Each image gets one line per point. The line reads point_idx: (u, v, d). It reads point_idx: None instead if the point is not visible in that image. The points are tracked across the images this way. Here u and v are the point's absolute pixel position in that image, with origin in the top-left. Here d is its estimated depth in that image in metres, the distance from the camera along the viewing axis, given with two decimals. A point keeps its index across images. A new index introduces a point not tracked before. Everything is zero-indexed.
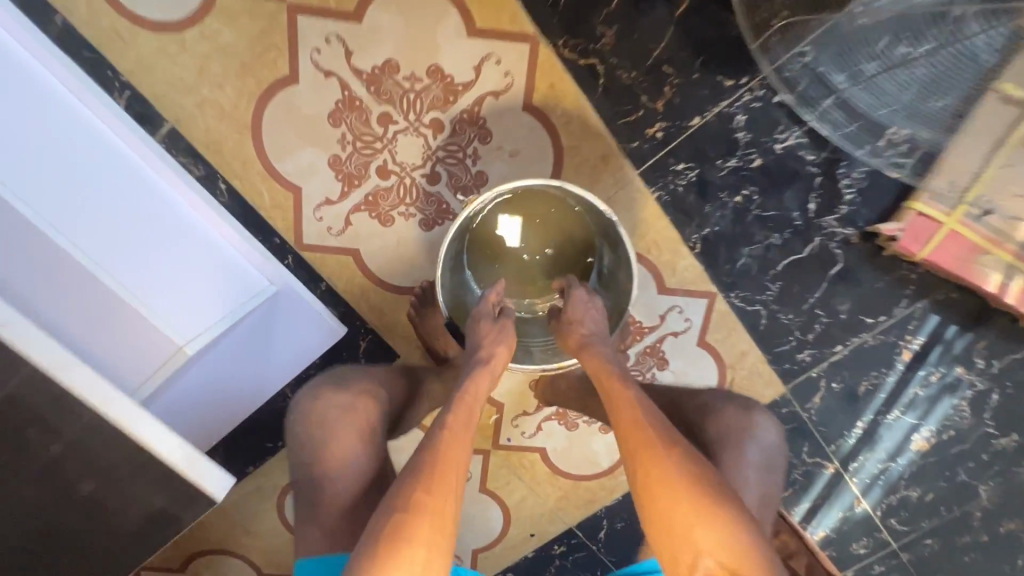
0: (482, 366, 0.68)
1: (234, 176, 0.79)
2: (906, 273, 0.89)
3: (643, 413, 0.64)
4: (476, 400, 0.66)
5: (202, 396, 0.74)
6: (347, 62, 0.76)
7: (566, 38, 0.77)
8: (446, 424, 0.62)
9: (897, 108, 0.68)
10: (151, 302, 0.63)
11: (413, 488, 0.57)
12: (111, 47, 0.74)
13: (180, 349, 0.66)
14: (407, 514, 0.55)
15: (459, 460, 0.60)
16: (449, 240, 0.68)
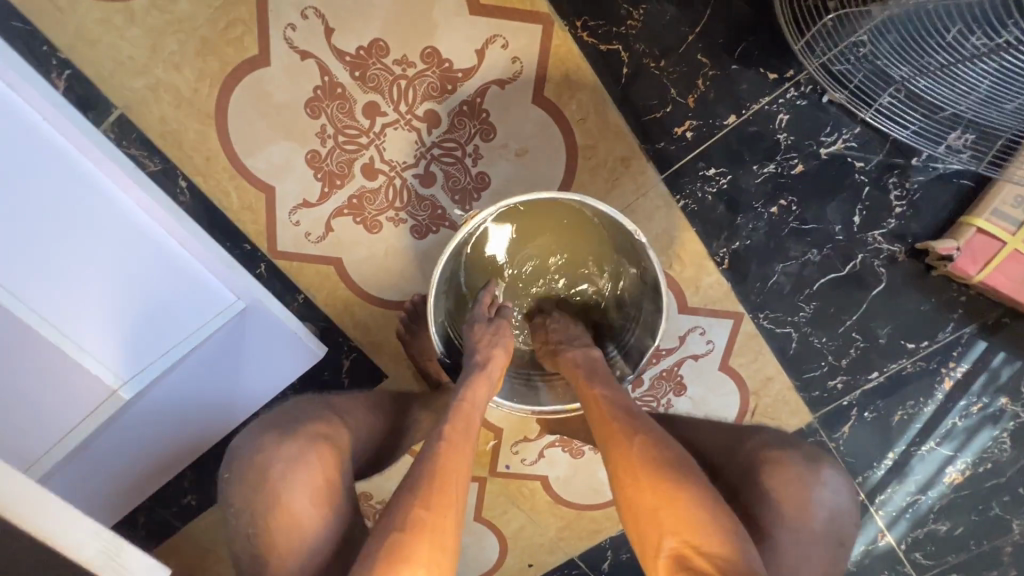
0: (479, 372, 0.58)
1: (196, 173, 0.68)
2: (955, 295, 0.80)
3: (625, 410, 0.56)
4: (476, 408, 0.56)
5: (148, 431, 0.65)
6: (328, 42, 0.65)
7: (585, 19, 0.66)
8: (445, 434, 0.52)
9: (973, 97, 0.62)
10: (78, 336, 0.53)
11: (411, 507, 0.46)
12: (47, 18, 0.62)
13: (114, 391, 0.56)
14: (405, 536, 0.45)
15: (461, 470, 0.50)
16: (444, 262, 0.58)
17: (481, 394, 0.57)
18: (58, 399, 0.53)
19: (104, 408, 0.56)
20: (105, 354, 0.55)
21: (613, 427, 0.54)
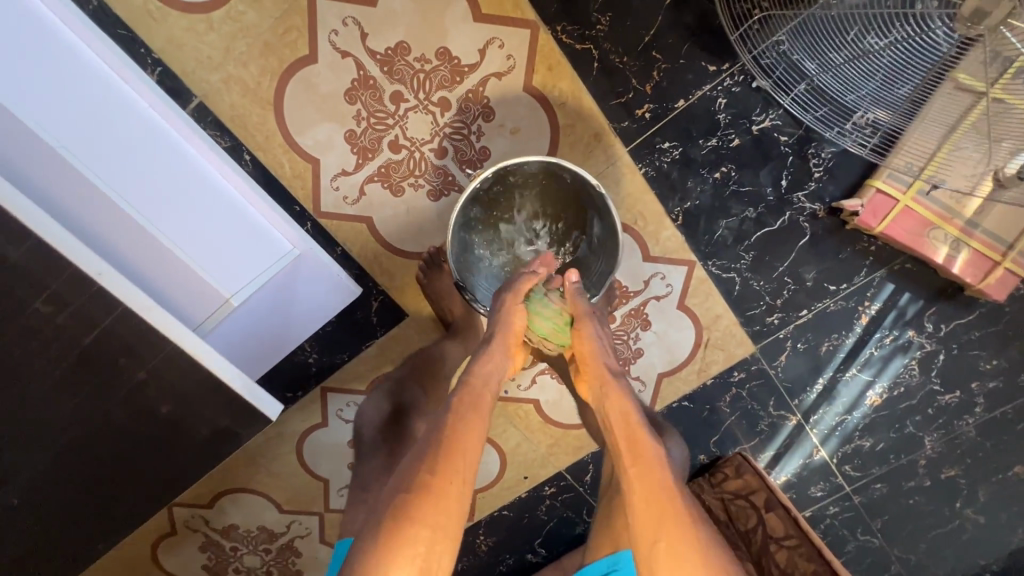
0: (487, 352, 0.68)
1: (258, 148, 0.86)
2: (866, 245, 0.99)
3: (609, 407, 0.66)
4: (486, 384, 0.65)
5: (245, 341, 0.84)
6: (362, 44, 0.83)
7: (564, 24, 0.84)
8: (452, 407, 0.61)
9: (866, 93, 0.77)
10: (200, 261, 0.74)
11: (419, 471, 0.56)
12: (143, 25, 0.80)
13: (227, 300, 0.77)
14: (414, 497, 0.54)
15: (471, 447, 0.58)
16: (458, 209, 0.76)
17: (490, 370, 0.66)
18: (189, 302, 0.75)
19: (222, 310, 0.78)
20: (221, 274, 0.76)
21: (671, 505, 0.59)
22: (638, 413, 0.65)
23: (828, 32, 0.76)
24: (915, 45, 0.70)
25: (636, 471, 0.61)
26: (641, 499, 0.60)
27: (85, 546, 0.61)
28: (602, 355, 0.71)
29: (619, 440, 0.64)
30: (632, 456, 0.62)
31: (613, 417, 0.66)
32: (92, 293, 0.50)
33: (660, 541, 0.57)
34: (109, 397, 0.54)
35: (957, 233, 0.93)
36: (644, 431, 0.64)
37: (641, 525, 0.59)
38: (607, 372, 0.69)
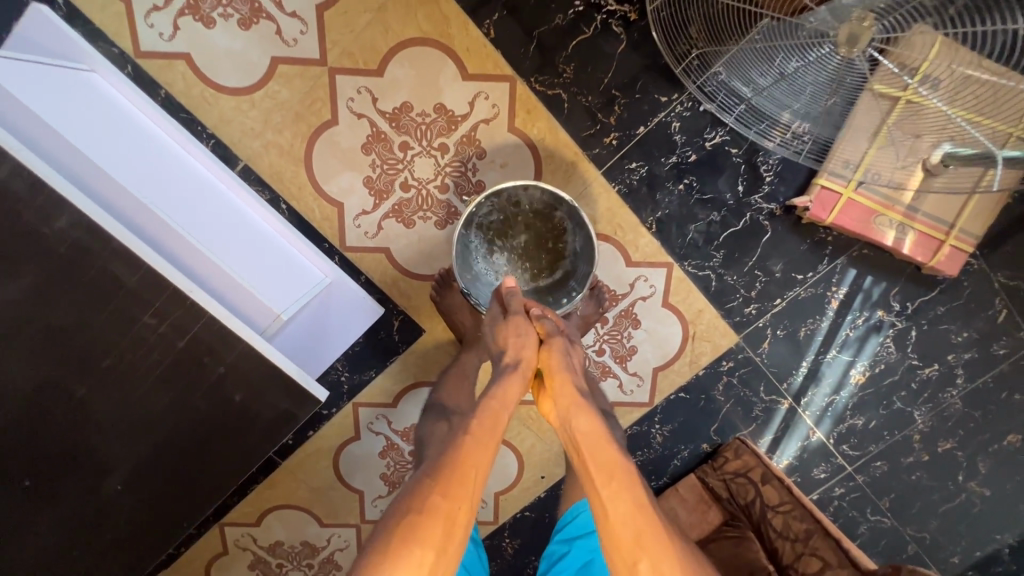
0: (509, 374, 0.80)
1: (292, 198, 1.03)
2: (824, 236, 1.12)
3: (582, 433, 0.74)
4: (504, 406, 0.76)
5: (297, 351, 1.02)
6: (373, 107, 1.00)
7: (538, 76, 1.01)
8: (473, 430, 0.72)
9: (796, 110, 0.91)
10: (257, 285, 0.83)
11: (432, 494, 0.65)
12: (200, 109, 0.98)
13: (278, 317, 0.85)
14: (423, 516, 0.63)
15: (480, 470, 0.69)
16: (460, 228, 0.92)
17: (510, 393, 0.78)
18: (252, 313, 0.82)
19: (275, 324, 0.85)
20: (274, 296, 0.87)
21: (647, 521, 0.66)
22: (604, 433, 0.74)
23: (755, 60, 0.90)
24: (823, 70, 0.84)
25: (608, 491, 0.68)
26: (619, 519, 0.66)
27: (175, 522, 0.74)
28: (565, 374, 0.81)
29: (590, 464, 0.71)
30: (603, 477, 0.69)
31: (585, 441, 0.73)
32: (185, 307, 0.64)
33: (640, 561, 0.63)
34: (194, 392, 0.68)
35: (901, 219, 1.06)
36: (613, 450, 0.72)
37: (623, 544, 0.65)
38: (575, 396, 0.78)
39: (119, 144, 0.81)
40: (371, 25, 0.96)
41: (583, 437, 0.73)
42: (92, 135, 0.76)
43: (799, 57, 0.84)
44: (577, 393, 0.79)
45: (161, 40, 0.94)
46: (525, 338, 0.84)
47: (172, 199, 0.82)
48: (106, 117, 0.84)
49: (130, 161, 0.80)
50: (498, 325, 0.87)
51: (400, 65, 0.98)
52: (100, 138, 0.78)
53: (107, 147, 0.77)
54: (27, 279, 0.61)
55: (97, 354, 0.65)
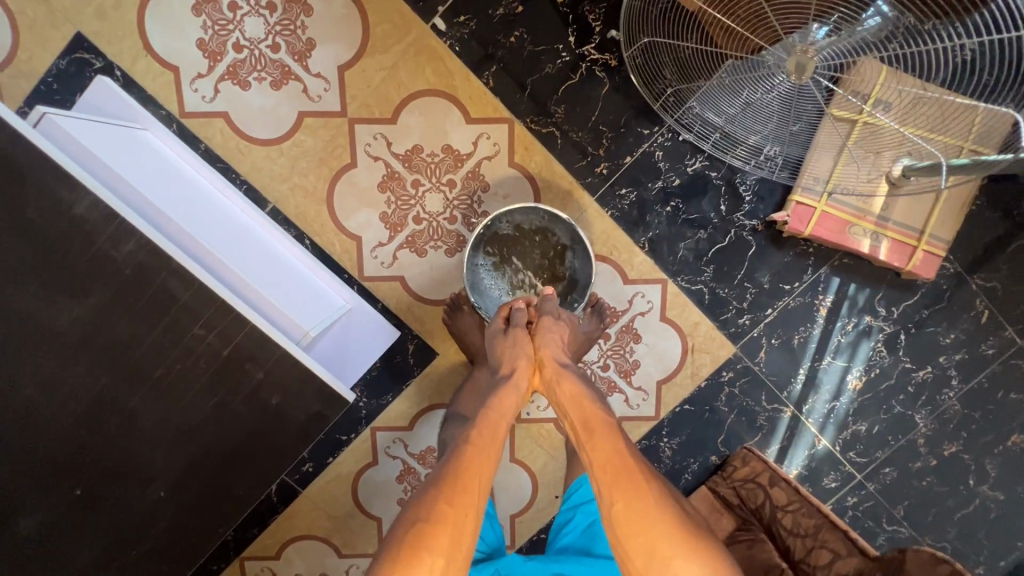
0: (507, 382, 0.85)
1: (316, 234, 1.14)
2: (805, 248, 1.20)
3: (565, 395, 0.83)
4: (501, 414, 0.80)
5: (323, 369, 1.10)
6: (388, 150, 1.12)
7: (533, 116, 1.13)
8: (473, 440, 0.76)
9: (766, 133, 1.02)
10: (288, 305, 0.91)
11: (437, 503, 0.68)
12: (235, 159, 1.10)
13: (306, 333, 0.91)
14: (431, 525, 0.66)
15: (484, 477, 0.72)
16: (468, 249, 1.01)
17: (506, 403, 0.82)
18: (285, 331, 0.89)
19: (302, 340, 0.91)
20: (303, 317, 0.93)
21: (624, 466, 0.73)
22: (584, 393, 0.82)
23: (723, 93, 1.00)
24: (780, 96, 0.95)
25: (590, 442, 0.77)
26: (598, 466, 0.74)
27: (211, 529, 0.79)
28: (552, 354, 0.88)
29: (575, 421, 0.80)
30: (585, 431, 0.79)
31: (568, 404, 0.82)
32: (231, 317, 0.72)
33: (616, 502, 0.71)
34: (235, 397, 0.74)
35: (874, 227, 1.14)
36: (593, 407, 0.81)
37: (602, 487, 0.72)
38: (559, 365, 0.87)
39: (168, 185, 0.92)
40: (385, 80, 1.09)
41: (566, 398, 0.83)
42: (145, 177, 0.87)
43: (758, 88, 0.95)
44: (560, 366, 0.87)
45: (203, 102, 1.08)
46: (520, 347, 0.90)
47: (212, 232, 0.92)
48: (157, 164, 0.96)
49: (176, 200, 0.90)
50: (498, 338, 0.94)
51: (411, 113, 1.11)
52: (152, 180, 0.89)
53: (158, 187, 0.88)
54: (96, 296, 0.69)
55: (149, 365, 0.72)
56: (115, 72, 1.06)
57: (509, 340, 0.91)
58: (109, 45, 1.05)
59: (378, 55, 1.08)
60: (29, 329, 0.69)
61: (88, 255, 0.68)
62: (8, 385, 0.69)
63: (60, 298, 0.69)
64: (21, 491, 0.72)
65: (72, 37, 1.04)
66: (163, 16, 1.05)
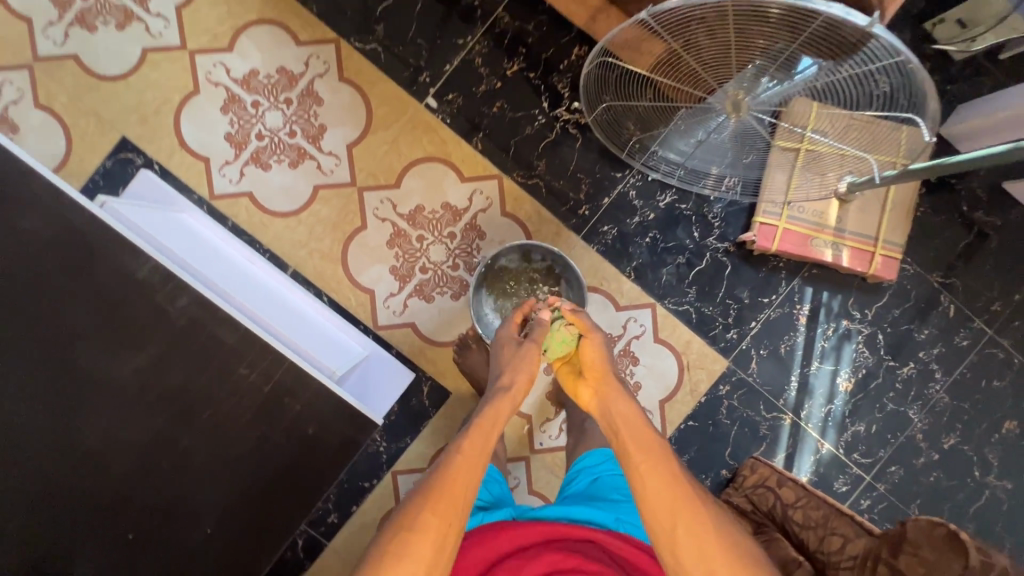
0: (506, 393, 0.85)
1: (333, 291, 1.26)
2: (776, 263, 1.33)
3: (619, 416, 0.82)
4: (494, 421, 0.81)
5: None
6: (393, 211, 1.26)
7: (518, 171, 1.28)
8: (462, 449, 0.75)
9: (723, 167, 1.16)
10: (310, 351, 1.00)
11: (423, 512, 0.68)
12: (258, 230, 1.24)
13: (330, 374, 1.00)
14: (416, 533, 0.66)
15: (469, 484, 0.72)
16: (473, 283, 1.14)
17: (500, 411, 0.82)
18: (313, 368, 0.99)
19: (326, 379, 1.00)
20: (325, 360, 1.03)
21: (681, 492, 0.73)
22: (639, 415, 0.82)
23: (678, 136, 1.14)
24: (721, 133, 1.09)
25: (646, 464, 0.76)
26: (656, 490, 0.73)
27: (253, 565, 0.83)
28: (604, 368, 0.90)
29: (628, 440, 0.79)
30: (640, 450, 0.78)
31: (624, 426, 0.81)
32: (270, 356, 0.82)
33: (677, 526, 0.71)
34: (275, 430, 0.82)
35: (832, 238, 1.27)
36: (648, 428, 0.80)
37: (658, 513, 0.72)
38: (615, 387, 0.87)
39: (194, 254, 1.04)
40: (388, 152, 1.26)
41: (621, 418, 0.82)
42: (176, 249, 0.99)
43: (703, 130, 1.10)
44: (614, 382, 0.88)
45: (230, 184, 1.23)
46: (525, 364, 0.88)
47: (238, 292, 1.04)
48: (184, 236, 1.08)
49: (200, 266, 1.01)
50: (514, 346, 0.93)
51: (412, 177, 1.26)
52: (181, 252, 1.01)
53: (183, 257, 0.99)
54: (153, 347, 0.79)
55: (198, 407, 0.81)
56: (154, 166, 1.22)
57: (515, 354, 0.90)
58: (149, 145, 1.22)
59: (381, 132, 1.25)
60: (95, 382, 0.78)
61: (148, 311, 0.79)
62: (75, 434, 0.78)
63: (123, 351, 0.79)
64: (82, 536, 0.78)
65: (117, 141, 1.21)
66: (195, 117, 1.22)
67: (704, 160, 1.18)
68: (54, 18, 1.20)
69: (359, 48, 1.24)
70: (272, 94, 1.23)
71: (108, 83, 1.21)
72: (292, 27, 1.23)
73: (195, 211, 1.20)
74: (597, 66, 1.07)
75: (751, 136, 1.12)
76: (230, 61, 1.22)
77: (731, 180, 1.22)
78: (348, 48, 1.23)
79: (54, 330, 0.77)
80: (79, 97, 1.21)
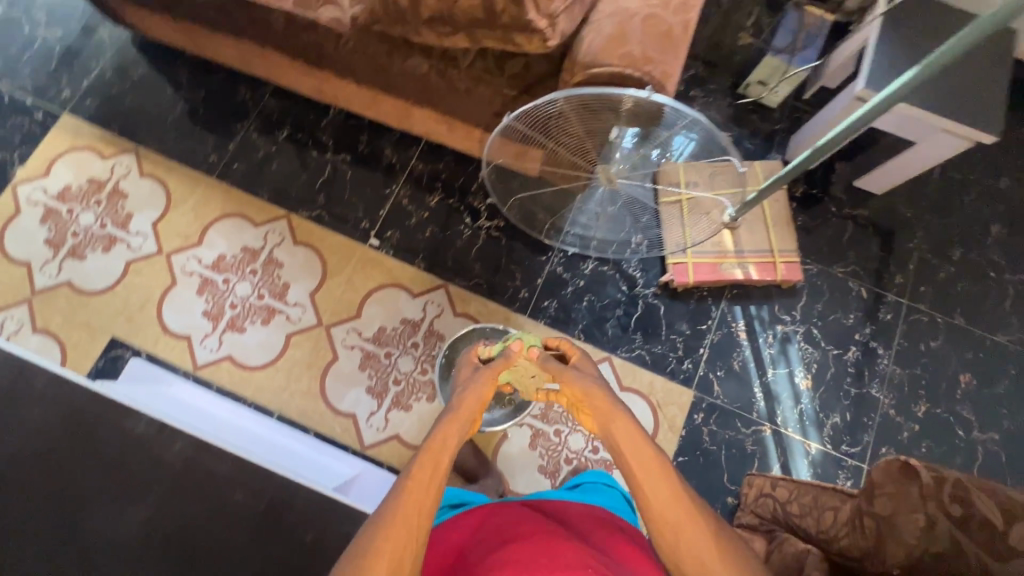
0: (451, 421, 0.81)
1: (317, 425, 1.35)
2: (700, 293, 1.50)
3: (622, 435, 0.78)
4: (443, 444, 0.75)
5: None
6: (360, 338, 1.42)
7: (459, 276, 1.48)
8: (412, 474, 0.70)
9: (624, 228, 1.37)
10: (299, 472, 1.06)
11: (377, 536, 0.64)
12: (241, 387, 1.37)
13: (323, 487, 1.04)
14: (370, 559, 0.63)
15: (426, 509, 0.67)
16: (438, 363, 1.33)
17: (451, 435, 0.78)
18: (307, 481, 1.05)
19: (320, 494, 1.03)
20: (315, 478, 1.08)
21: (684, 507, 0.69)
22: (639, 432, 0.77)
23: (578, 215, 1.36)
24: (608, 209, 1.33)
25: (648, 481, 0.72)
26: (662, 501, 0.70)
27: None
28: (598, 393, 0.86)
29: (630, 458, 0.75)
30: (642, 467, 0.73)
31: (624, 445, 0.77)
32: (260, 475, 0.90)
33: (681, 540, 0.68)
34: (274, 547, 0.86)
35: (737, 259, 1.46)
36: (650, 447, 0.75)
37: (661, 529, 0.69)
38: (612, 408, 0.83)
39: (176, 413, 1.14)
40: (346, 289, 1.45)
41: (620, 437, 0.78)
42: (164, 410, 1.10)
43: (592, 208, 1.33)
44: (613, 405, 0.83)
45: (211, 352, 1.38)
46: (479, 392, 0.89)
47: (225, 436, 1.12)
48: (167, 402, 1.20)
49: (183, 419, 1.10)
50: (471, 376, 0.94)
51: (370, 305, 1.44)
52: (169, 411, 1.11)
53: (168, 413, 1.08)
54: (152, 495, 0.87)
55: (198, 542, 0.85)
56: (142, 355, 1.37)
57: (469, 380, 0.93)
58: (136, 339, 1.38)
59: (336, 276, 1.46)
60: (98, 543, 0.83)
61: (146, 462, 0.89)
62: None
63: (123, 506, 0.85)
64: None
65: (107, 342, 1.38)
66: (175, 304, 1.41)
67: (607, 230, 1.39)
68: (49, 257, 1.43)
69: (307, 216, 1.50)
70: (240, 269, 1.45)
71: (97, 296, 1.41)
72: (250, 214, 1.49)
73: (182, 380, 1.34)
74: (490, 168, 1.28)
75: (638, 206, 1.34)
76: (201, 253, 1.45)
77: (639, 239, 1.42)
78: (298, 218, 1.49)
79: (59, 502, 0.84)
80: (72, 314, 1.39)
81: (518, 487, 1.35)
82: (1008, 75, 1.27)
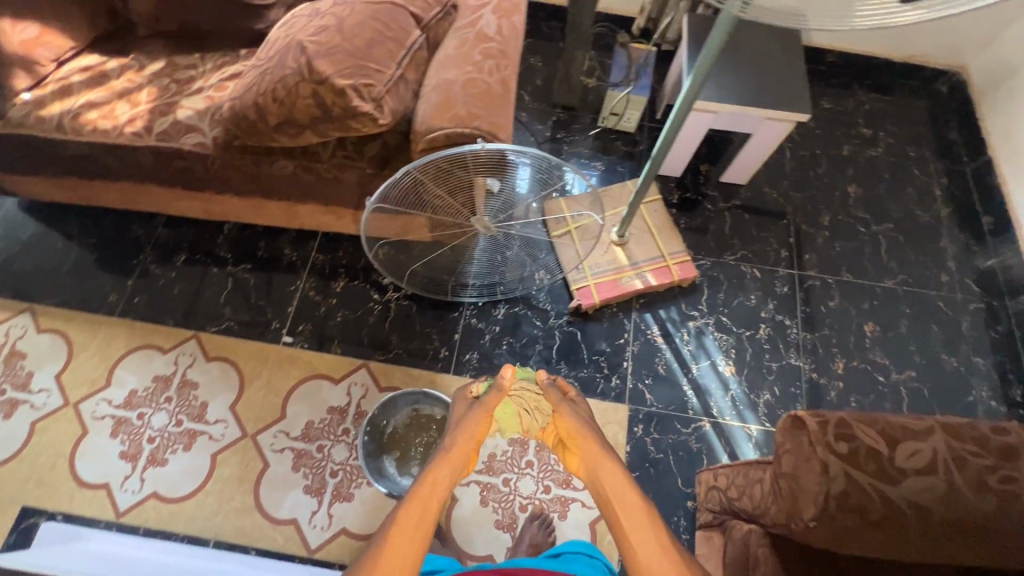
0: (446, 464, 0.84)
1: (257, 540, 1.29)
2: (611, 311, 1.57)
3: (614, 479, 0.81)
4: (432, 489, 0.78)
5: None
6: (288, 438, 1.39)
7: (378, 351, 1.50)
8: (398, 521, 0.72)
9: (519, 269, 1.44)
10: None
11: None
12: (169, 522, 1.30)
13: None
14: None
15: (410, 556, 0.70)
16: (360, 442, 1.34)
17: (442, 478, 0.81)
18: None
19: None
20: None
21: (669, 558, 0.70)
22: (628, 480, 0.80)
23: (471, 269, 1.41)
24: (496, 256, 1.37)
25: (635, 531, 0.73)
26: (651, 561, 0.70)
27: None
28: (590, 437, 0.90)
29: (617, 505, 0.77)
30: (629, 517, 0.75)
31: (612, 492, 0.79)
32: None
33: None
34: None
35: (634, 271, 1.54)
36: (639, 497, 0.77)
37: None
38: (602, 453, 0.86)
39: (95, 566, 1.07)
40: (266, 393, 1.44)
41: (610, 482, 0.80)
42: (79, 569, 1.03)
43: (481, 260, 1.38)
44: (604, 452, 0.86)
45: (132, 495, 1.32)
46: (472, 424, 0.92)
47: None
48: (84, 555, 1.13)
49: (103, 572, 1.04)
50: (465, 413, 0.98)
51: (294, 403, 1.43)
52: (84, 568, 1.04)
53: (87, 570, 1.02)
54: None
55: None
56: (58, 516, 1.30)
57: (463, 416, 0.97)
58: (49, 501, 1.31)
59: (254, 382, 1.45)
60: None
61: None
62: None
63: None
64: None
65: (18, 513, 1.30)
66: (87, 454, 1.36)
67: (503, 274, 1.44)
68: None
69: (215, 331, 1.50)
70: (154, 400, 1.42)
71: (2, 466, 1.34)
72: (157, 342, 1.48)
73: (99, 530, 1.27)
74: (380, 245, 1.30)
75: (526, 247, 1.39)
76: (110, 394, 1.42)
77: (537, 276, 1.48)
78: (207, 335, 1.50)
79: None
80: None
81: (478, 550, 1.31)
82: (802, 63, 1.46)
